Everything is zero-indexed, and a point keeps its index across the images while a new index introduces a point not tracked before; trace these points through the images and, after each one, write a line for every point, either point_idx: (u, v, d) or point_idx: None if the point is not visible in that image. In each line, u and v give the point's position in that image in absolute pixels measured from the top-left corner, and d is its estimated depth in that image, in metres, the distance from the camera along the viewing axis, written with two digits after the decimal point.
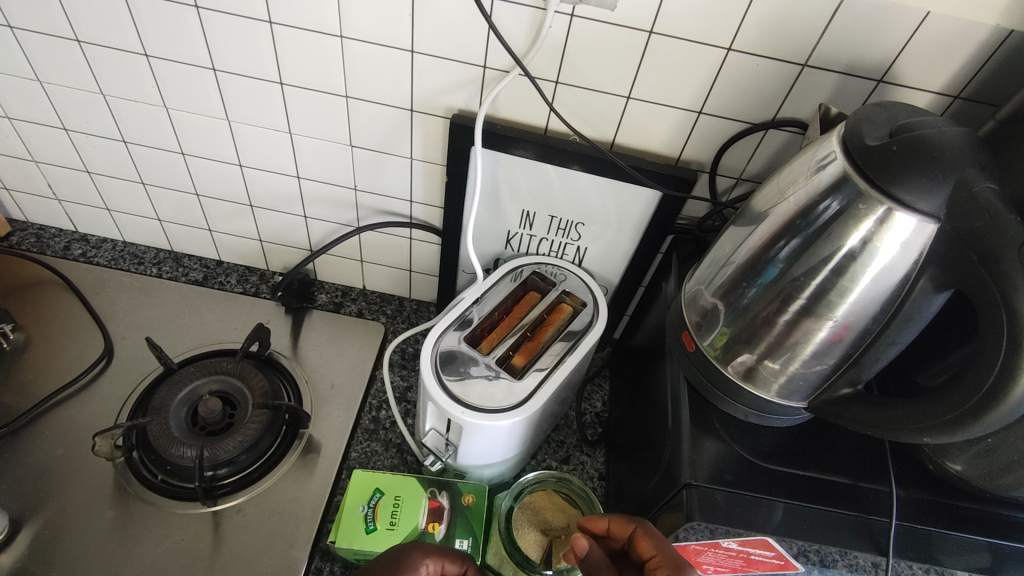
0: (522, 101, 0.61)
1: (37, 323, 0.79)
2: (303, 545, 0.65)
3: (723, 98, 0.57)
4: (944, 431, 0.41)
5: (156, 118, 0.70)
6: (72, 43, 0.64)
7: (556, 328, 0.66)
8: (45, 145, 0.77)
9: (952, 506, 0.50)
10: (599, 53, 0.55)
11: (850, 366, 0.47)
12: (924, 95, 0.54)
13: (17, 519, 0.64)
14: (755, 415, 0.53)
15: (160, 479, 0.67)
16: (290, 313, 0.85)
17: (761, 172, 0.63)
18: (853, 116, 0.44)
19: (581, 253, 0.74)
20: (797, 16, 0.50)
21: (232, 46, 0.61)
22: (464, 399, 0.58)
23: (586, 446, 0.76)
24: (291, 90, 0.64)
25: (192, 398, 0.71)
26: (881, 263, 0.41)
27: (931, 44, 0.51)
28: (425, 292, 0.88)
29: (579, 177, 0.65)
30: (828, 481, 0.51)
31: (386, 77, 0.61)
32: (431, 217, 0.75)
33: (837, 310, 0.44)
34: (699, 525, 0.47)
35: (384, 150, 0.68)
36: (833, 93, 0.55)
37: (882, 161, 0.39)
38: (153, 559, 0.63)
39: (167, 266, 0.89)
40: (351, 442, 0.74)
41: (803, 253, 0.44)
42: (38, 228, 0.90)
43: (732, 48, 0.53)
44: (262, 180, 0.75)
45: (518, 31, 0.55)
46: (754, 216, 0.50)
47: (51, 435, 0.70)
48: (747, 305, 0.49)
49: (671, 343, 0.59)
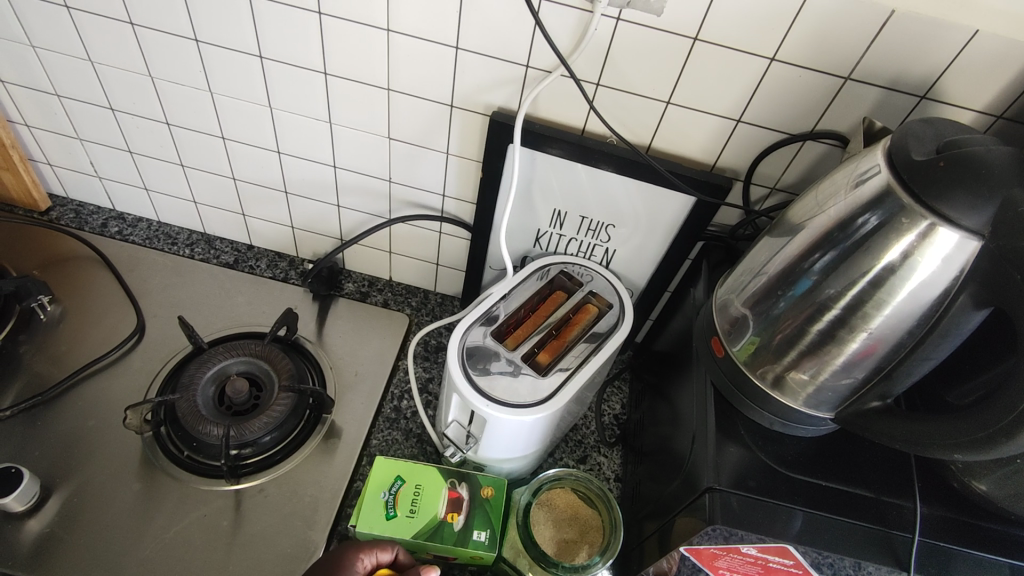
0: (562, 101, 0.62)
1: (73, 297, 0.81)
2: (322, 528, 0.66)
3: (763, 107, 0.57)
4: (975, 448, 0.41)
5: (200, 102, 0.72)
6: (125, 25, 0.66)
7: (581, 328, 0.67)
8: (90, 123, 0.78)
9: (976, 527, 0.50)
10: (642, 57, 0.56)
11: (881, 380, 0.47)
12: (967, 113, 0.54)
13: (47, 486, 0.65)
14: (781, 423, 0.53)
15: (185, 455, 0.68)
16: (318, 300, 0.86)
17: (796, 182, 0.63)
18: (898, 130, 0.44)
19: (609, 255, 0.75)
20: (844, 29, 0.50)
21: (280, 36, 0.62)
22: (489, 393, 0.59)
23: (604, 447, 0.77)
24: (334, 80, 0.65)
25: (221, 377, 0.72)
26: (921, 278, 0.41)
27: (979, 62, 0.51)
28: (450, 287, 0.89)
29: (613, 178, 0.66)
30: (850, 493, 0.51)
31: (429, 72, 0.62)
32: (462, 211, 0.76)
33: (872, 323, 0.44)
34: (719, 529, 0.47)
35: (421, 143, 0.69)
36: (874, 107, 0.55)
37: (927, 176, 0.39)
38: (176, 533, 0.64)
39: (199, 248, 0.91)
40: (372, 430, 0.75)
41: (839, 266, 0.45)
42: (77, 203, 0.92)
43: (776, 58, 0.53)
44: (298, 168, 0.77)
45: (564, 33, 0.56)
46: (790, 226, 0.51)
47: (82, 406, 0.72)
48: (779, 315, 0.49)
49: (700, 348, 0.59)
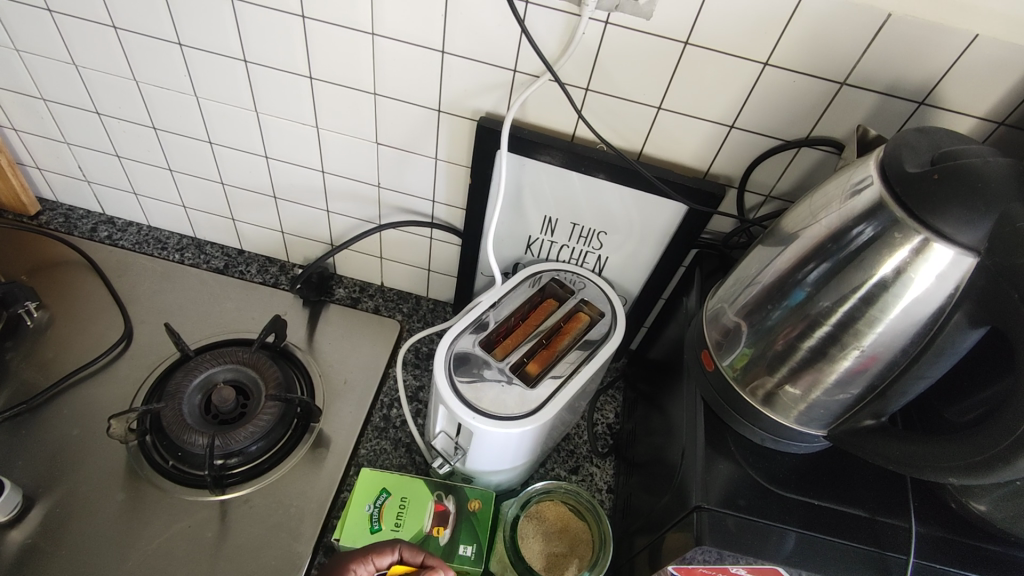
0: (551, 106, 0.60)
1: (61, 303, 0.80)
2: (308, 540, 0.65)
3: (756, 114, 0.56)
4: (971, 472, 0.39)
5: (186, 106, 0.71)
6: (109, 29, 0.65)
7: (572, 337, 0.65)
8: (77, 126, 0.78)
9: (975, 548, 0.48)
10: (631, 62, 0.54)
11: (875, 398, 0.45)
12: (967, 120, 0.52)
13: (31, 496, 0.65)
14: (772, 440, 0.52)
15: (170, 464, 0.67)
16: (308, 306, 0.85)
17: (791, 190, 0.62)
18: (892, 140, 0.42)
19: (601, 262, 0.73)
20: (839, 33, 0.49)
21: (263, 40, 0.61)
22: (476, 404, 0.57)
23: (596, 457, 0.75)
24: (320, 85, 0.64)
25: (207, 385, 0.71)
26: (915, 294, 0.40)
27: (979, 68, 0.49)
28: (442, 293, 0.88)
29: (604, 185, 0.64)
30: (844, 513, 0.49)
31: (416, 76, 0.60)
32: (452, 217, 0.75)
33: (865, 339, 0.43)
34: (709, 549, 0.46)
35: (409, 148, 0.68)
36: (871, 114, 0.53)
37: (921, 189, 0.38)
38: (160, 545, 0.63)
39: (189, 252, 0.90)
40: (361, 439, 0.74)
41: (831, 280, 0.43)
42: (67, 208, 0.91)
43: (769, 63, 0.52)
44: (287, 173, 0.75)
45: (551, 37, 0.54)
46: (782, 236, 0.49)
47: (67, 414, 0.71)
48: (771, 328, 0.48)
49: (690, 360, 0.58)
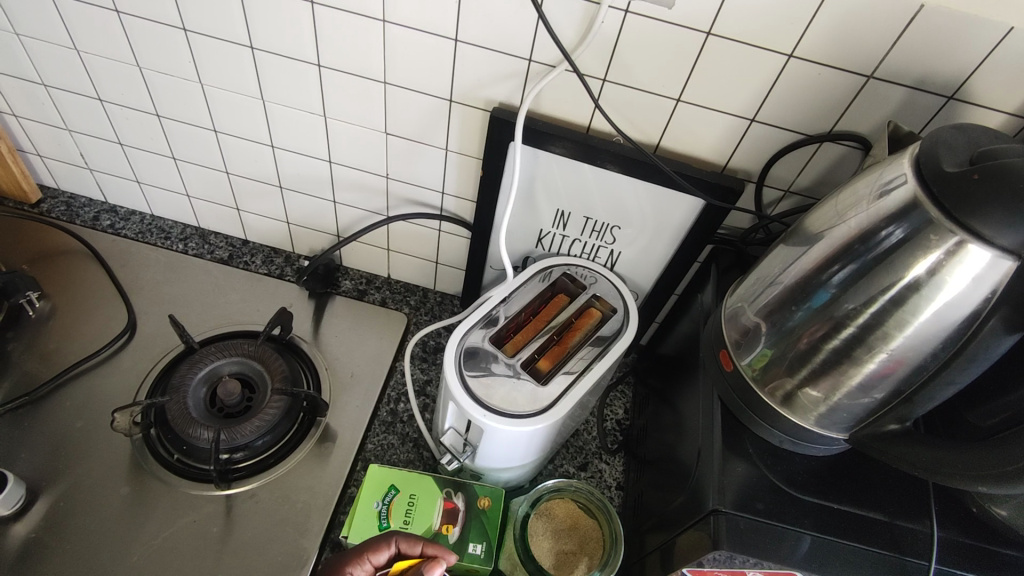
0: (566, 97, 0.59)
1: (63, 293, 0.79)
2: (315, 536, 0.65)
3: (779, 107, 0.54)
4: (1003, 481, 0.38)
5: (191, 93, 0.69)
6: (111, 13, 0.63)
7: (584, 333, 0.64)
8: (79, 113, 0.76)
9: (997, 553, 0.47)
10: (651, 52, 0.53)
11: (900, 403, 0.44)
12: (997, 115, 0.51)
13: (34, 489, 0.64)
14: (791, 442, 0.51)
15: (175, 458, 0.67)
16: (314, 298, 0.84)
17: (811, 185, 0.60)
18: (928, 137, 0.41)
19: (614, 256, 0.72)
20: (868, 25, 0.47)
21: (270, 26, 0.59)
22: (487, 401, 0.56)
23: (606, 454, 0.74)
24: (329, 73, 0.62)
25: (213, 378, 0.70)
26: (947, 297, 0.38)
27: (1013, 62, 0.47)
28: (450, 286, 0.87)
29: (619, 178, 0.63)
30: (863, 517, 0.48)
31: (428, 65, 0.59)
32: (462, 209, 0.73)
33: (893, 342, 0.41)
34: (724, 553, 0.45)
35: (419, 139, 0.66)
36: (898, 108, 0.52)
37: (959, 189, 0.36)
38: (165, 539, 0.63)
39: (193, 242, 0.88)
40: (368, 434, 0.73)
41: (859, 281, 0.42)
42: (69, 196, 0.90)
43: (794, 54, 0.50)
44: (293, 163, 0.74)
45: (569, 25, 0.52)
46: (807, 235, 0.48)
47: (71, 406, 0.70)
48: (793, 329, 0.46)
49: (707, 358, 0.57)
